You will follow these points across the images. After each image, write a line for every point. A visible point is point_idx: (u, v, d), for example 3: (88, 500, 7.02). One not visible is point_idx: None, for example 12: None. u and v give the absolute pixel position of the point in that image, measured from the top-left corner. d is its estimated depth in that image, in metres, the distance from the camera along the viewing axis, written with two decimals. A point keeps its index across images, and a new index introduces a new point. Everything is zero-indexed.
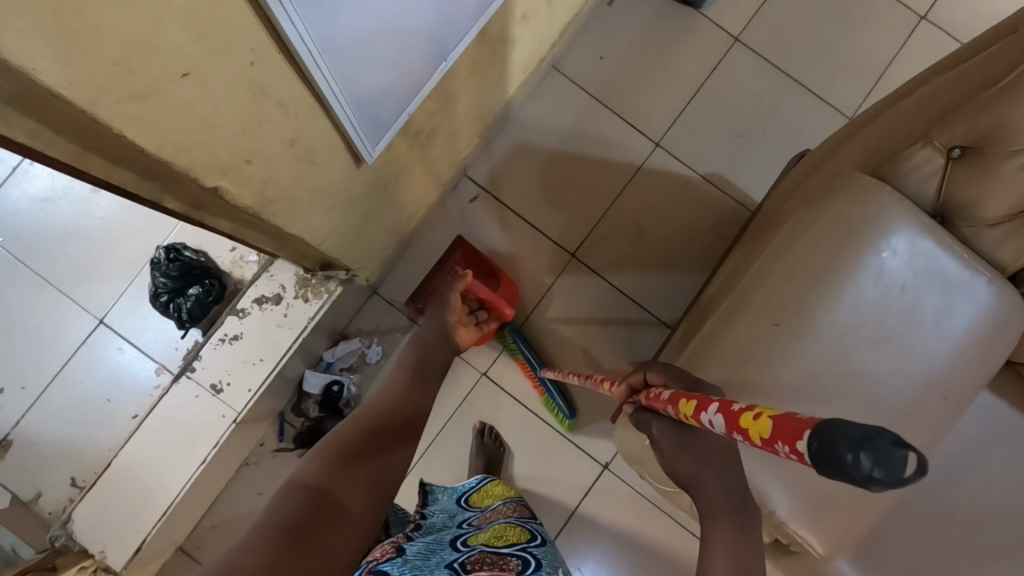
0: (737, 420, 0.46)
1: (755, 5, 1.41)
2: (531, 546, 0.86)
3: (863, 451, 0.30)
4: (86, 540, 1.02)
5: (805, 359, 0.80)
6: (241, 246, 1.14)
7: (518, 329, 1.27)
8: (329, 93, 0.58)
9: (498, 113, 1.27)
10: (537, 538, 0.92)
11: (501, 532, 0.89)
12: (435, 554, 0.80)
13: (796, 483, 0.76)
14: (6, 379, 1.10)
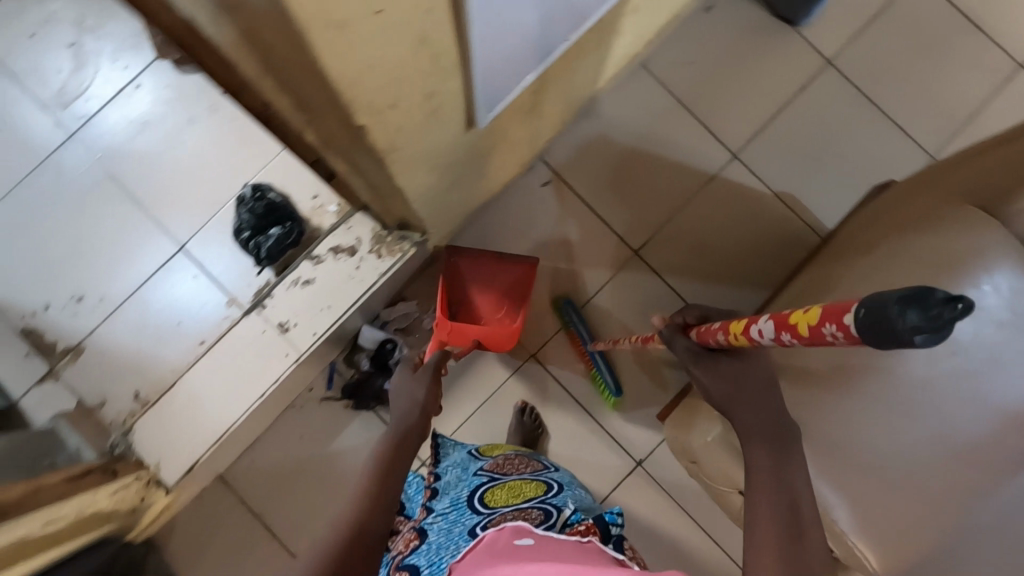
0: (783, 321, 0.52)
1: (854, 30, 1.40)
2: (548, 497, 0.99)
3: (913, 307, 0.36)
4: (143, 451, 1.07)
5: (875, 392, 0.80)
6: (323, 195, 1.17)
7: (572, 301, 1.32)
8: (475, 46, 0.61)
9: (584, 102, 1.29)
10: (552, 484, 1.04)
11: (519, 487, 1.01)
12: (459, 520, 0.94)
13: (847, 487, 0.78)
14: (87, 289, 1.15)
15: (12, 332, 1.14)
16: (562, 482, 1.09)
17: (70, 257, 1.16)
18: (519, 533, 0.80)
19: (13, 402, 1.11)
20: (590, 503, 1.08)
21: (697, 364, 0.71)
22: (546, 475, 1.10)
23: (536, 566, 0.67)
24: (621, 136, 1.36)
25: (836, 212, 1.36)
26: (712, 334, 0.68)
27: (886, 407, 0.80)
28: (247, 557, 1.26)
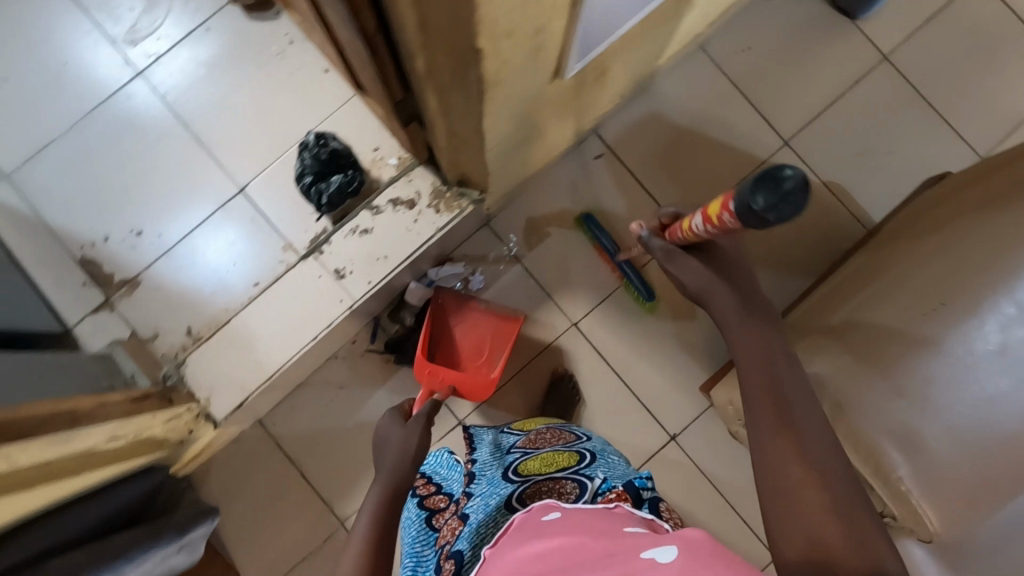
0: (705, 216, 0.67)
1: (912, 28, 1.40)
2: (583, 465, 0.92)
3: (763, 188, 0.54)
4: (193, 384, 1.08)
5: (916, 372, 0.84)
6: (383, 148, 1.18)
7: (593, 217, 1.31)
8: None
9: (644, 78, 1.30)
10: (585, 454, 0.97)
11: (552, 459, 0.95)
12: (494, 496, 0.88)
13: (899, 438, 0.86)
14: (147, 224, 1.18)
15: (72, 261, 1.16)
16: (595, 450, 1.01)
17: (132, 192, 1.18)
18: (546, 510, 0.67)
19: (67, 328, 1.13)
20: (626, 467, 0.99)
21: (670, 262, 0.76)
22: (579, 445, 1.02)
23: (564, 535, 0.59)
24: (674, 115, 1.37)
25: (883, 205, 1.37)
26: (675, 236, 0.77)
27: (930, 386, 0.83)
28: (281, 501, 1.27)
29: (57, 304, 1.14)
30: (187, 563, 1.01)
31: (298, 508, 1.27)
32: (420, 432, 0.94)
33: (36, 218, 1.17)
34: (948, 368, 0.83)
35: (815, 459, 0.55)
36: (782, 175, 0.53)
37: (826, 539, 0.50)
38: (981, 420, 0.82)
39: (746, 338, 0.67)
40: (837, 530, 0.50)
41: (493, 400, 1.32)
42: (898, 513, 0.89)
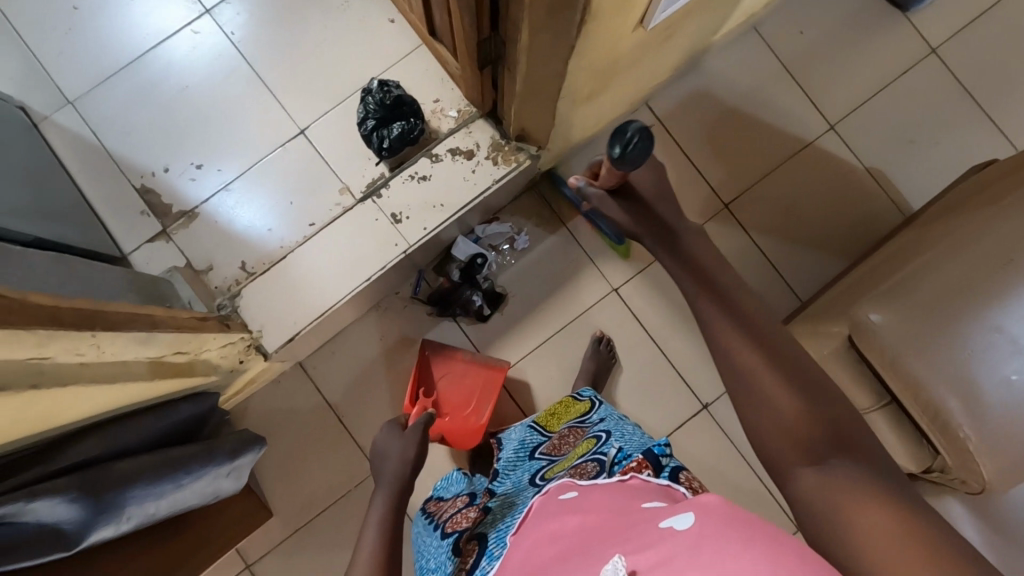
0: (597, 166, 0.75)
1: (962, 23, 1.43)
2: (603, 447, 0.85)
3: (617, 138, 0.65)
4: (248, 316, 1.11)
5: (983, 324, 0.86)
6: (444, 100, 1.20)
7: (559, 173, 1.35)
8: None
9: (699, 52, 1.32)
10: (601, 436, 0.91)
11: (573, 450, 0.89)
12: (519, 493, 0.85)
13: (951, 391, 0.87)
14: (207, 159, 1.20)
15: (131, 190, 1.18)
16: (611, 427, 0.95)
17: (193, 127, 1.20)
18: (563, 490, 0.69)
19: (124, 255, 1.15)
20: (646, 436, 0.92)
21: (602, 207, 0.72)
22: (596, 429, 0.97)
23: (581, 514, 0.59)
24: (724, 93, 1.40)
25: (922, 193, 1.39)
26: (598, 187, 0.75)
27: (997, 339, 0.86)
28: (317, 442, 1.30)
29: (115, 231, 1.16)
30: (233, 487, 1.03)
31: (333, 450, 1.30)
32: (420, 435, 0.93)
33: (98, 146, 1.19)
34: (1015, 322, 0.85)
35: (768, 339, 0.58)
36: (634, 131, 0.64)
37: (793, 411, 0.54)
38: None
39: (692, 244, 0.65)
40: (799, 402, 0.54)
41: (529, 359, 1.34)
42: (951, 464, 0.89)
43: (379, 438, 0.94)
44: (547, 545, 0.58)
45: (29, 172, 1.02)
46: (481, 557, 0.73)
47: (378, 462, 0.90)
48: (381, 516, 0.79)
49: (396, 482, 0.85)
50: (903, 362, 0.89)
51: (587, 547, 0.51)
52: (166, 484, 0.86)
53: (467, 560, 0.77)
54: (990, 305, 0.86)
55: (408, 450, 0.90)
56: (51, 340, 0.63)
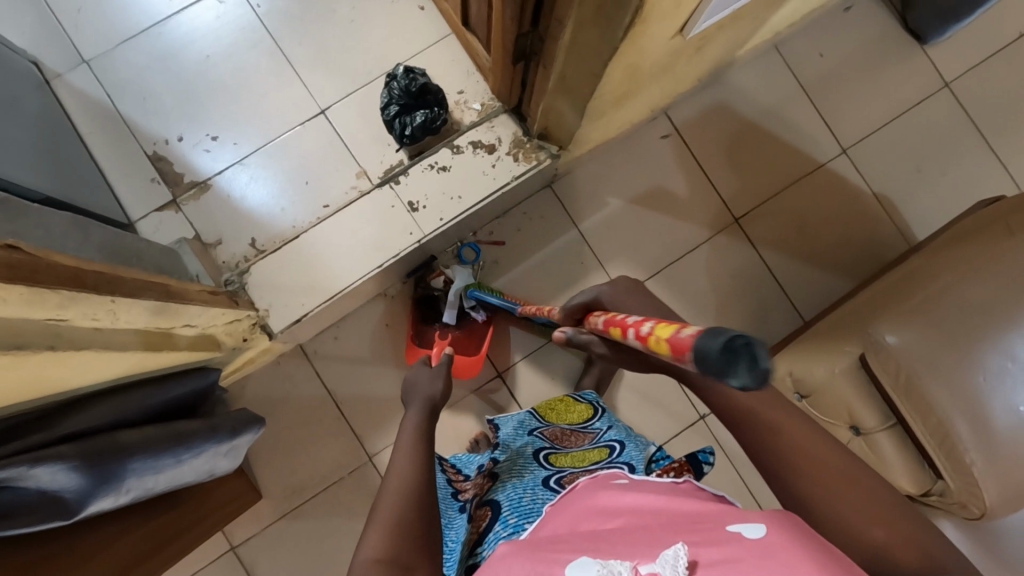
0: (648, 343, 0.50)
1: (975, 60, 1.46)
2: (616, 457, 0.91)
3: (738, 361, 0.34)
4: (256, 294, 1.09)
5: (999, 351, 0.90)
6: (468, 92, 1.20)
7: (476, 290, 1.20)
8: None
9: (724, 66, 1.33)
10: (614, 446, 0.95)
11: (584, 455, 0.94)
12: (527, 470, 0.88)
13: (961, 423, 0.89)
14: (223, 132, 1.18)
15: (142, 157, 1.16)
16: (622, 437, 1.00)
17: (211, 98, 1.18)
18: (612, 477, 0.67)
19: (131, 222, 1.13)
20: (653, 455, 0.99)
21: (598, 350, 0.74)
22: (606, 436, 1.01)
23: (637, 494, 0.59)
24: (742, 109, 1.42)
25: (925, 224, 1.42)
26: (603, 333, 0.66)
27: (1009, 366, 0.89)
28: (313, 426, 1.29)
29: (124, 198, 1.14)
30: (229, 466, 1.02)
31: (328, 437, 1.29)
32: (447, 375, 0.92)
33: (111, 109, 1.16)
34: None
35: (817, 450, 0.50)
36: (759, 348, 0.34)
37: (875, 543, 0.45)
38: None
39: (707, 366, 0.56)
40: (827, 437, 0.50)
41: (530, 358, 1.35)
42: (952, 488, 0.92)
43: (409, 373, 0.92)
44: (595, 517, 0.58)
45: (42, 130, 1.00)
46: (495, 523, 0.76)
47: (407, 391, 0.88)
48: (415, 430, 0.76)
49: (429, 405, 0.83)
50: (919, 384, 0.92)
51: (644, 528, 0.52)
52: (167, 459, 0.84)
53: (479, 525, 0.80)
54: (1002, 325, 0.90)
55: (437, 384, 0.88)
56: (73, 303, 0.63)
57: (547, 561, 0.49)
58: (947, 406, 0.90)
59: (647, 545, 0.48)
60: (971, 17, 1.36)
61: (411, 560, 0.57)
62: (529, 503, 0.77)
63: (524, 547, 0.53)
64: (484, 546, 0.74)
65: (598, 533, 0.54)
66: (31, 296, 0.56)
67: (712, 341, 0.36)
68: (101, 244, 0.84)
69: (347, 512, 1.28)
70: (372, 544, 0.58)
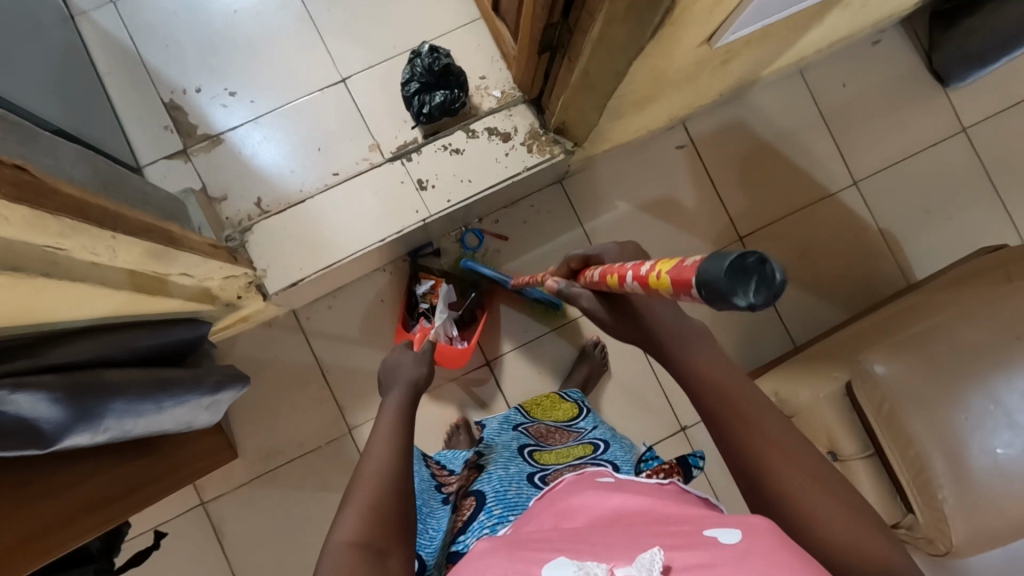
0: (648, 284, 0.50)
1: (995, 109, 1.47)
2: (601, 454, 0.92)
3: (749, 281, 0.35)
4: (254, 253, 1.09)
5: (983, 393, 0.90)
6: (490, 78, 1.20)
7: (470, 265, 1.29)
8: None
9: (747, 84, 1.33)
10: (599, 444, 0.97)
11: (569, 451, 0.94)
12: (513, 464, 0.88)
13: (940, 462, 0.89)
14: (242, 88, 1.18)
15: (158, 103, 1.15)
16: (607, 437, 1.02)
17: (234, 54, 1.19)
18: (598, 474, 0.68)
19: (139, 166, 1.13)
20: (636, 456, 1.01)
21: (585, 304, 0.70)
22: (590, 435, 1.02)
23: (623, 496, 0.59)
24: (759, 129, 1.42)
25: (927, 265, 1.43)
26: (597, 286, 0.65)
27: (991, 408, 0.90)
28: (297, 392, 1.29)
29: (135, 141, 1.14)
30: (208, 421, 1.02)
31: (311, 404, 1.29)
32: (430, 363, 0.90)
33: (133, 51, 1.16)
34: (1012, 395, 0.89)
35: (818, 477, 0.52)
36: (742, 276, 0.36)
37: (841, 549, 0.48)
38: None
39: (700, 359, 0.60)
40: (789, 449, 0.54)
41: (522, 351, 1.35)
42: (921, 521, 0.94)
43: (390, 355, 0.90)
44: (577, 517, 0.59)
45: (62, 62, 0.99)
46: (479, 513, 0.76)
47: (387, 373, 0.87)
48: (394, 414, 0.76)
49: (412, 390, 0.82)
50: (901, 415, 0.92)
51: (621, 529, 0.53)
52: (149, 404, 0.84)
53: (463, 515, 0.80)
54: (990, 369, 0.91)
55: (420, 368, 0.87)
56: (74, 234, 0.63)
57: (525, 560, 0.50)
58: (931, 443, 0.90)
59: (624, 548, 0.48)
60: (995, 65, 1.36)
61: (384, 544, 0.59)
62: (514, 497, 0.78)
63: (502, 546, 0.53)
64: (467, 536, 0.75)
65: (578, 533, 0.54)
66: (32, 220, 0.56)
67: (717, 264, 0.37)
68: (106, 181, 0.83)
69: (321, 481, 1.29)
70: (347, 527, 0.59)
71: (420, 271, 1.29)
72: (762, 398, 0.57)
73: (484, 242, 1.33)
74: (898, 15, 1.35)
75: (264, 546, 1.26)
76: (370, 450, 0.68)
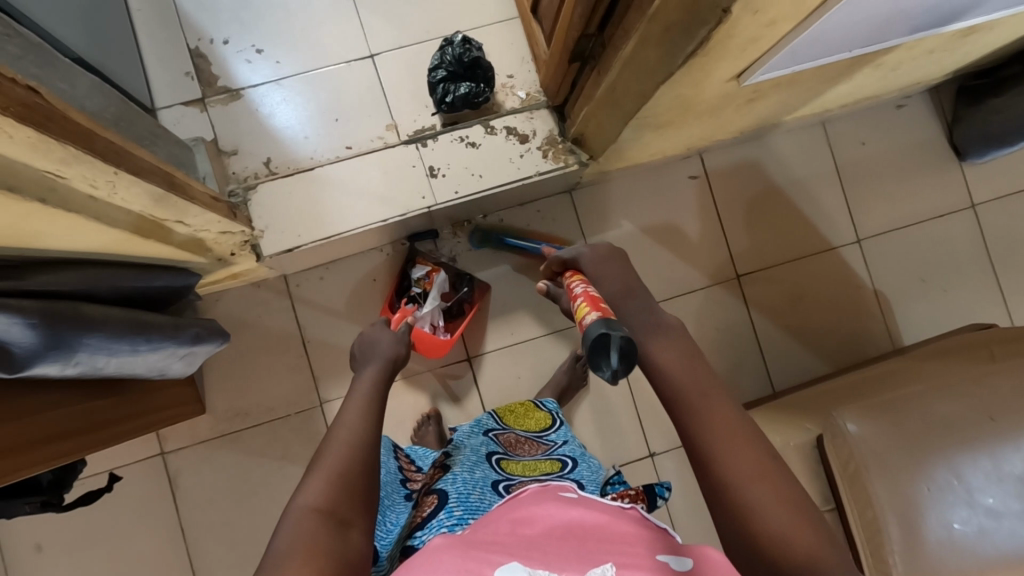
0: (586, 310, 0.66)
1: (1006, 191, 1.48)
2: (568, 472, 0.93)
3: (603, 357, 0.56)
4: (254, 213, 1.08)
5: (947, 466, 0.91)
6: (517, 78, 1.20)
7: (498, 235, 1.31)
8: (833, 16, 0.66)
9: (769, 127, 1.34)
10: (567, 461, 0.97)
11: (536, 463, 0.95)
12: (479, 469, 0.88)
13: (896, 522, 0.90)
14: (270, 48, 1.18)
15: (184, 48, 1.15)
16: (575, 454, 1.02)
17: (269, 13, 1.19)
18: (560, 489, 0.67)
19: (154, 108, 1.12)
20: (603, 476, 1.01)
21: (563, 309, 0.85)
22: (559, 450, 1.02)
23: (584, 511, 0.60)
24: (772, 172, 1.43)
25: (915, 334, 1.44)
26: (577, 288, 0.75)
27: (954, 484, 0.90)
28: (274, 357, 1.29)
29: (154, 81, 1.13)
30: (181, 371, 1.03)
31: (286, 370, 1.29)
32: (410, 343, 0.91)
33: None
34: (977, 473, 0.90)
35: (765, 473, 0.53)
36: (613, 351, 0.55)
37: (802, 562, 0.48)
38: (983, 531, 0.87)
39: (659, 353, 0.64)
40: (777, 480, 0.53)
41: (502, 353, 1.35)
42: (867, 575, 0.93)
43: (369, 331, 0.90)
44: (539, 526, 0.58)
45: None
46: (439, 511, 0.76)
47: (364, 348, 0.86)
48: (366, 391, 0.75)
49: (389, 364, 0.83)
50: (864, 477, 0.93)
51: (577, 543, 0.55)
52: (123, 345, 0.83)
53: (423, 512, 0.79)
54: (960, 445, 0.92)
55: (400, 348, 0.87)
56: (76, 163, 0.62)
57: (478, 560, 0.51)
58: (890, 502, 0.91)
59: (576, 559, 0.52)
60: (1013, 148, 1.38)
61: (348, 515, 0.59)
62: (475, 501, 0.78)
63: (459, 543, 0.53)
64: (424, 531, 0.74)
65: (534, 541, 0.55)
66: (36, 143, 0.55)
67: (596, 333, 0.57)
68: (119, 115, 0.82)
69: (283, 449, 1.28)
70: (313, 492, 0.60)
71: (417, 255, 1.29)
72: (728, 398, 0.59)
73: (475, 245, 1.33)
74: (925, 84, 1.37)
75: (216, 505, 1.26)
76: (338, 425, 0.68)
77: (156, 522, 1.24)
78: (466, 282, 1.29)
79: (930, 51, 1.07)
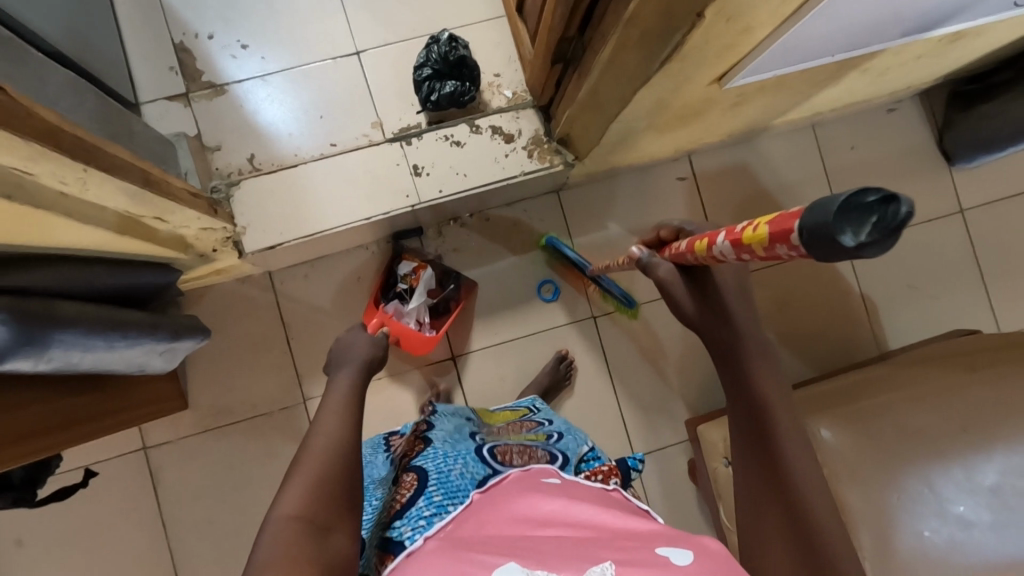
0: (740, 241, 0.54)
1: (994, 196, 1.48)
2: (553, 444, 0.92)
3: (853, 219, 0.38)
4: (237, 209, 1.08)
5: (919, 478, 0.92)
6: (503, 77, 1.19)
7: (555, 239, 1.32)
8: (807, 24, 0.66)
9: (758, 132, 1.34)
10: (554, 434, 0.97)
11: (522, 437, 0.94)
12: (460, 443, 0.86)
13: (869, 529, 0.90)
14: (256, 43, 1.17)
15: (168, 43, 1.14)
16: (565, 429, 1.00)
17: (253, 9, 1.18)
18: (543, 474, 0.70)
19: (138, 103, 1.11)
20: (596, 449, 0.98)
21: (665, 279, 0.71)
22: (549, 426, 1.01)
23: (570, 510, 0.60)
24: (761, 176, 1.43)
25: (902, 338, 1.44)
26: (683, 256, 0.68)
27: (927, 495, 0.91)
28: (258, 354, 1.29)
29: (137, 76, 1.12)
30: (161, 367, 1.04)
31: (269, 367, 1.29)
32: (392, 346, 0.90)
33: None
34: (948, 484, 0.91)
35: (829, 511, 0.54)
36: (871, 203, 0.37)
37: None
38: (953, 541, 0.88)
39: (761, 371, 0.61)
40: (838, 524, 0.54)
41: (488, 353, 1.35)
42: None
43: (344, 334, 0.89)
44: (521, 523, 0.59)
45: None
46: (419, 497, 0.73)
47: (340, 351, 0.86)
48: (345, 393, 0.76)
49: (364, 369, 0.82)
50: (838, 489, 0.93)
51: (570, 543, 0.54)
52: (99, 341, 0.83)
53: (401, 495, 0.75)
54: (932, 457, 0.93)
55: (375, 350, 0.86)
56: (43, 160, 0.62)
57: (466, 561, 0.51)
58: (861, 506, 0.92)
59: (574, 560, 0.50)
60: (1002, 153, 1.37)
61: (327, 520, 0.59)
62: (456, 479, 0.75)
63: (448, 548, 0.55)
64: (401, 522, 0.70)
65: (513, 538, 0.55)
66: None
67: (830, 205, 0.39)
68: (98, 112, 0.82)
69: (266, 444, 1.28)
70: (290, 501, 0.59)
71: (404, 252, 1.28)
72: (801, 425, 0.59)
73: (462, 244, 1.33)
74: (915, 89, 1.36)
75: (197, 501, 1.26)
76: (317, 433, 0.68)
77: (137, 517, 1.24)
78: (452, 280, 1.29)
79: (918, 57, 1.07)
